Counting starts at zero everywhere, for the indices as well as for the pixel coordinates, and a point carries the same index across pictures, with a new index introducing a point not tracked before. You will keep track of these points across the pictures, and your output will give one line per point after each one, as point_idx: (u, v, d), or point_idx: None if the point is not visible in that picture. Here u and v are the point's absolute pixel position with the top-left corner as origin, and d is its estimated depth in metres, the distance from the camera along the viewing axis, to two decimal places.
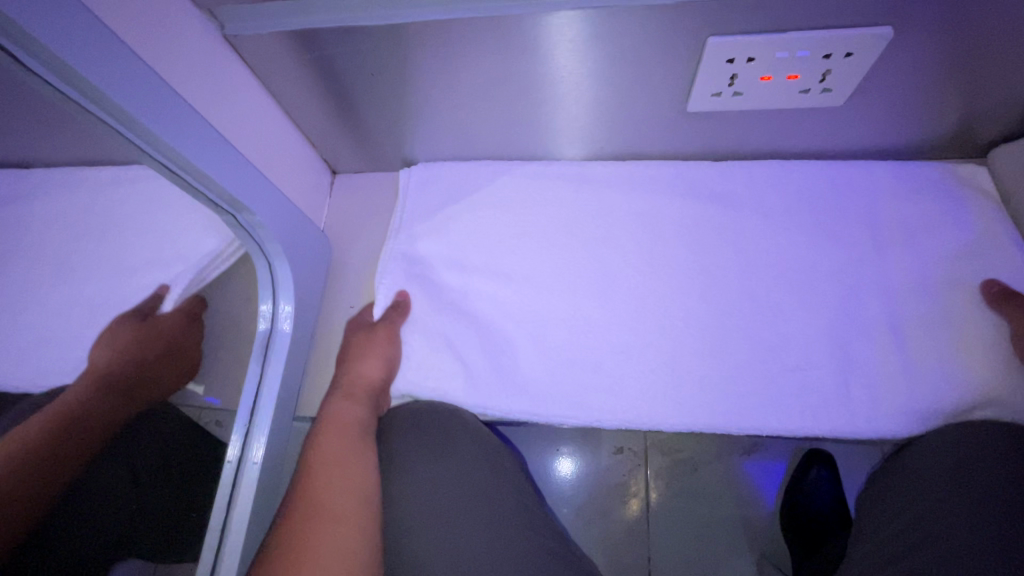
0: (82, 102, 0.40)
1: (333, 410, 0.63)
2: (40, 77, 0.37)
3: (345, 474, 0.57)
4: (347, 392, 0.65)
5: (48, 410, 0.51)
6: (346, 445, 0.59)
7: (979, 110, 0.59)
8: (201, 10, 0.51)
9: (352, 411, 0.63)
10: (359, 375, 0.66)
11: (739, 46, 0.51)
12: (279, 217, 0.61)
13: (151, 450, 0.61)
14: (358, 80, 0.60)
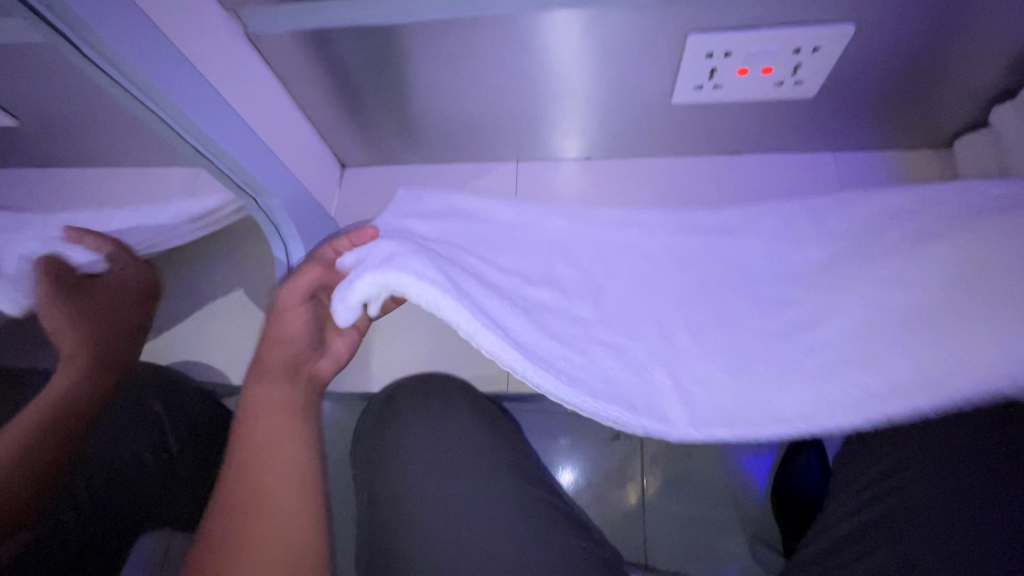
0: (144, 105, 0.46)
1: (262, 392, 0.58)
2: (111, 79, 0.43)
3: (278, 462, 0.53)
4: (274, 370, 0.60)
5: (37, 407, 0.54)
6: (278, 429, 0.56)
7: (941, 98, 0.64)
8: (226, 13, 0.56)
9: (283, 391, 0.59)
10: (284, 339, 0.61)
11: (716, 41, 0.56)
12: (296, 203, 0.68)
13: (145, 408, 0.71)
14: (366, 79, 0.65)
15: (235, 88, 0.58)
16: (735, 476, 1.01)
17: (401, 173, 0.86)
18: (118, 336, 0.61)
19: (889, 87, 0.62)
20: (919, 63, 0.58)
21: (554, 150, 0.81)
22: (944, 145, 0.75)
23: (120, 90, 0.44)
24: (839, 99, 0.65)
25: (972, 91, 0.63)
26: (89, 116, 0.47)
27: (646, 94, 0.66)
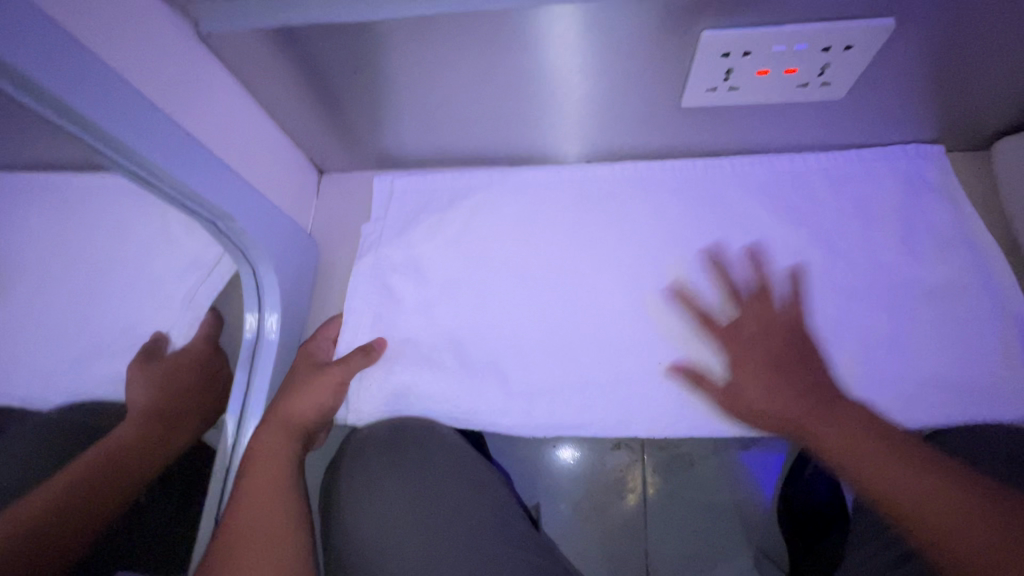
0: (49, 116, 0.39)
1: (248, 477, 0.60)
2: (7, 95, 0.36)
3: (257, 506, 0.58)
4: (261, 452, 0.61)
5: (100, 449, 0.58)
6: (259, 514, 0.57)
7: (984, 100, 0.58)
8: (173, 10, 0.49)
9: (268, 477, 0.60)
10: (276, 431, 0.62)
11: (733, 40, 0.49)
12: (264, 224, 0.61)
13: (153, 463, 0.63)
14: (342, 79, 0.58)
15: (184, 97, 0.51)
16: (741, 485, 0.91)
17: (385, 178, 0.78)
18: (183, 394, 0.66)
19: (924, 89, 0.56)
20: (965, 62, 0.51)
21: (546, 153, 0.73)
22: (981, 147, 0.68)
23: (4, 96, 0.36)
24: (868, 101, 0.58)
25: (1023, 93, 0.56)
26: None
27: (651, 95, 0.59)
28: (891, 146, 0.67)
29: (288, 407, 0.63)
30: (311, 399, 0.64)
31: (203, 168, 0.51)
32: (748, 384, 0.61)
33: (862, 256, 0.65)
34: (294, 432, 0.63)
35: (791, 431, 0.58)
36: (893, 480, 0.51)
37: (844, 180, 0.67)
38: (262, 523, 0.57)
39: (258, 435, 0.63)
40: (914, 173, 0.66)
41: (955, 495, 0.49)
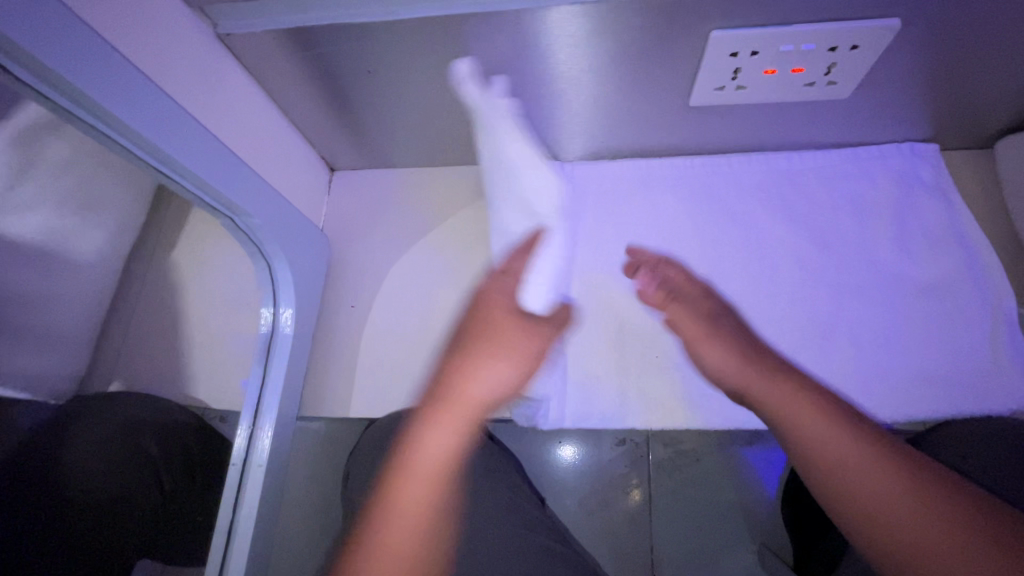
0: (72, 110, 0.39)
1: (427, 441, 0.55)
2: (39, 91, 0.37)
3: (434, 456, 0.55)
4: (451, 412, 0.57)
5: None
6: (433, 475, 0.55)
7: (986, 100, 0.59)
8: (192, 11, 0.50)
9: (440, 444, 0.55)
10: (473, 388, 0.59)
11: (742, 39, 0.50)
12: (279, 222, 0.62)
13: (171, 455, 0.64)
14: (355, 79, 0.59)
15: (202, 95, 0.52)
16: (743, 480, 0.92)
17: (395, 177, 0.79)
18: None
19: (928, 88, 0.57)
20: (969, 62, 0.52)
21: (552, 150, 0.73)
22: (982, 147, 0.69)
23: (30, 90, 0.37)
24: (874, 100, 0.59)
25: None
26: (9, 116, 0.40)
27: (659, 94, 0.60)
28: (886, 144, 0.67)
29: (475, 376, 0.59)
30: (510, 356, 0.60)
31: (221, 165, 0.52)
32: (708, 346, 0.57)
33: (857, 253, 0.65)
34: (493, 386, 0.59)
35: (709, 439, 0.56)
36: (839, 461, 0.46)
37: (842, 178, 0.68)
38: (438, 455, 0.55)
39: (429, 431, 0.56)
40: (907, 172, 0.66)
41: (880, 472, 0.45)
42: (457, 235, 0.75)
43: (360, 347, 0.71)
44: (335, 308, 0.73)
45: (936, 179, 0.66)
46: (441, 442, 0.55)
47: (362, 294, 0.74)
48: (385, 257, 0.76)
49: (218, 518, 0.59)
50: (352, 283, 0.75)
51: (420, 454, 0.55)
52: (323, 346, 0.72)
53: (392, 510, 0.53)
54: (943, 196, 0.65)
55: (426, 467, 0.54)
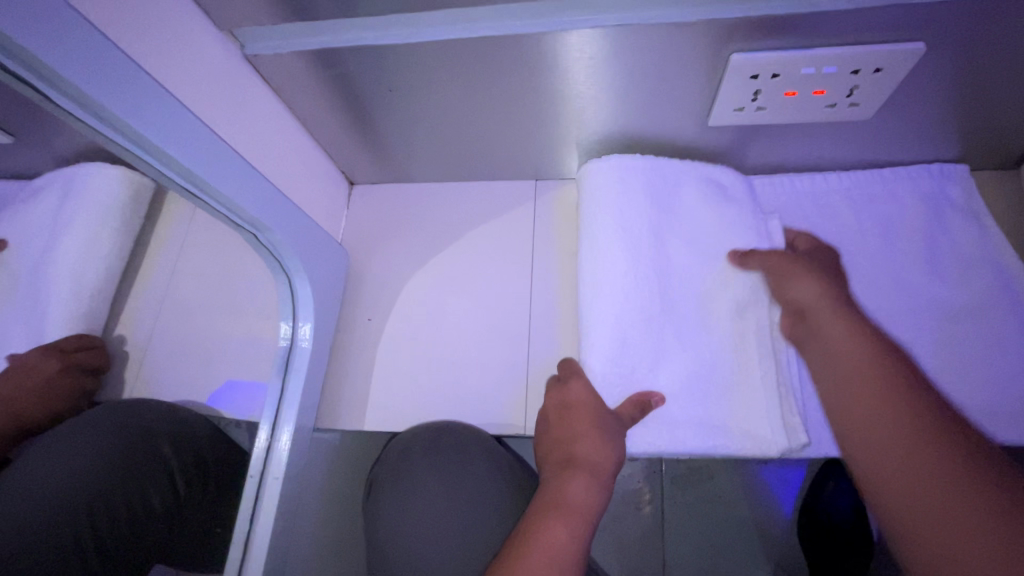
0: (104, 132, 0.40)
1: (561, 490, 0.52)
2: (71, 114, 0.38)
3: (561, 519, 0.49)
4: (574, 469, 0.53)
5: None
6: (566, 538, 0.48)
7: (1013, 121, 0.58)
8: (222, 32, 0.52)
9: (582, 494, 0.51)
10: (571, 489, 0.52)
11: (763, 62, 0.50)
12: (301, 236, 0.62)
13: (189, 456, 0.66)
14: (377, 97, 0.60)
15: (229, 115, 0.53)
16: (759, 498, 0.90)
17: (413, 191, 0.81)
18: None
19: (953, 110, 0.56)
20: (996, 85, 0.52)
21: (565, 169, 0.74)
22: (1008, 167, 0.68)
23: (65, 112, 0.38)
24: (898, 121, 0.58)
25: None
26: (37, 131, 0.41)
27: (678, 113, 0.60)
28: (913, 165, 0.67)
29: (585, 450, 0.54)
30: (599, 439, 0.55)
31: (244, 182, 0.53)
32: (796, 279, 0.59)
33: (886, 273, 0.63)
34: (588, 491, 0.52)
35: (595, 474, 0.53)
36: (873, 409, 0.52)
37: (869, 199, 0.66)
38: (568, 529, 0.49)
39: (567, 480, 0.52)
40: (936, 192, 0.65)
41: (933, 453, 0.46)
42: (473, 250, 0.76)
43: (375, 360, 0.72)
44: (352, 320, 0.74)
45: (972, 200, 0.64)
46: (563, 531, 0.48)
47: (379, 306, 0.75)
48: (402, 270, 0.76)
49: (236, 529, 0.60)
50: (370, 296, 0.76)
51: (563, 501, 0.51)
52: (339, 359, 0.73)
53: None
54: (975, 218, 0.63)
55: (575, 513, 0.50)
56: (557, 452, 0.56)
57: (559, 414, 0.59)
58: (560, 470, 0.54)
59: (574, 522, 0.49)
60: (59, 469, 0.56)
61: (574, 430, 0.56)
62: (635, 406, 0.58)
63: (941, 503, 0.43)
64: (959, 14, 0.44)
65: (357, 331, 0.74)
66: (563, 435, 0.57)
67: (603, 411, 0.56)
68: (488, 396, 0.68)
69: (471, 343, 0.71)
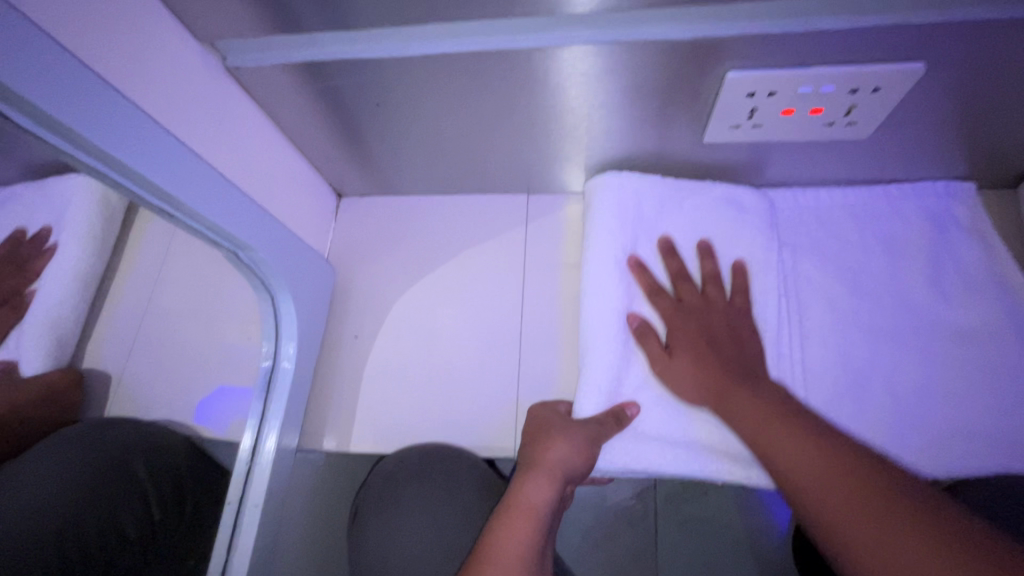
0: (72, 152, 0.38)
1: (517, 490, 0.51)
2: (36, 134, 0.36)
3: (510, 520, 0.48)
4: (532, 470, 0.53)
5: None
6: (517, 537, 0.47)
7: (1012, 141, 0.57)
8: (202, 44, 0.50)
9: (537, 493, 0.50)
10: (526, 490, 0.51)
11: (759, 80, 0.49)
12: (284, 252, 0.60)
13: (165, 477, 0.63)
14: (364, 110, 0.59)
15: (210, 129, 0.51)
16: (753, 516, 0.88)
17: (402, 204, 0.79)
18: None
19: (951, 129, 0.55)
20: (995, 105, 0.51)
21: (558, 183, 0.73)
22: (1006, 186, 0.67)
23: (27, 132, 0.35)
24: (895, 140, 0.57)
25: None
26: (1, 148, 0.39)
27: (672, 130, 0.58)
28: (917, 183, 0.66)
29: (544, 452, 0.54)
30: (566, 438, 0.54)
31: (224, 199, 0.51)
32: (680, 365, 0.57)
33: (889, 293, 0.62)
34: (544, 489, 0.51)
35: (551, 475, 0.52)
36: (783, 450, 0.47)
37: (871, 216, 0.65)
38: (518, 530, 0.47)
39: (524, 480, 0.52)
40: (940, 211, 0.64)
41: (824, 488, 0.43)
42: (464, 265, 0.74)
43: (362, 378, 0.70)
44: (339, 336, 0.72)
45: (968, 219, 0.63)
46: (517, 532, 0.47)
47: (366, 322, 0.73)
48: (391, 285, 0.75)
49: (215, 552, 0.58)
50: (358, 311, 0.74)
51: (518, 501, 0.50)
52: (326, 376, 0.71)
53: None
54: (979, 238, 0.62)
55: (527, 513, 0.49)
56: (522, 458, 0.56)
57: (533, 427, 0.59)
58: (520, 473, 0.54)
59: (525, 519, 0.48)
60: (39, 477, 0.54)
61: (539, 437, 0.56)
62: (609, 420, 0.56)
63: (886, 535, 0.38)
64: (961, 34, 0.43)
65: (343, 347, 0.72)
66: (530, 442, 0.57)
67: (570, 423, 0.56)
68: (478, 417, 0.66)
69: (461, 362, 0.69)
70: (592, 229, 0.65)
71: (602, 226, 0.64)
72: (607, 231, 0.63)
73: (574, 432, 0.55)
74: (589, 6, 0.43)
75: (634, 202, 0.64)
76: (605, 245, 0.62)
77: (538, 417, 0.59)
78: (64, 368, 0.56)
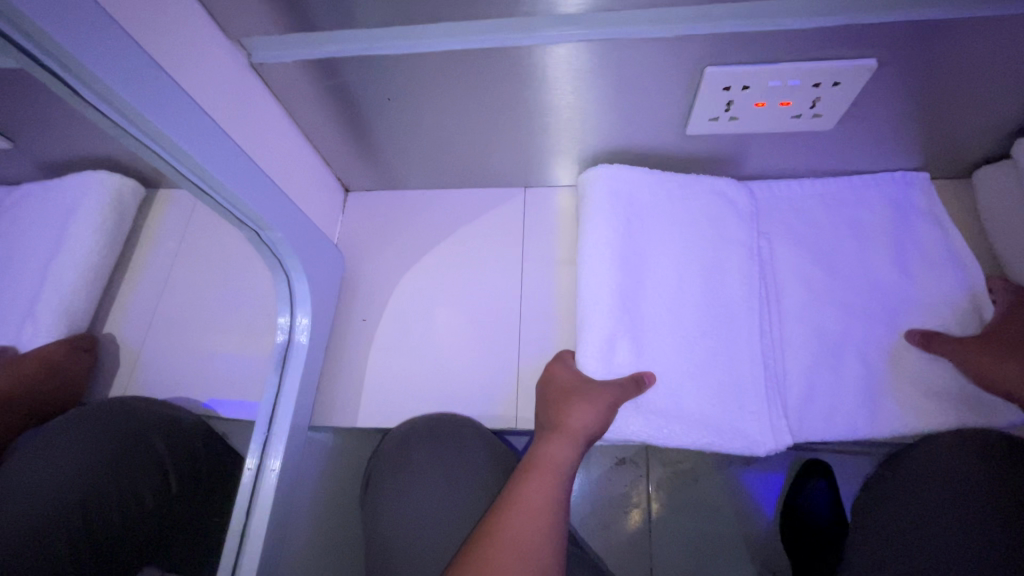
0: (123, 126, 0.42)
1: (541, 451, 0.56)
2: (95, 108, 0.40)
3: (538, 480, 0.53)
4: (555, 432, 0.57)
5: None
6: (544, 495, 0.52)
7: (961, 132, 0.63)
8: (230, 41, 0.55)
9: (561, 454, 0.55)
10: (550, 451, 0.56)
11: (734, 74, 0.54)
12: (299, 235, 0.64)
13: (179, 453, 0.66)
14: (375, 104, 0.63)
15: (235, 117, 0.56)
16: (742, 499, 0.91)
17: (407, 198, 0.83)
18: None
19: (906, 121, 0.61)
20: (943, 97, 0.57)
21: (554, 176, 0.78)
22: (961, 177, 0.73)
23: (89, 108, 0.40)
24: (858, 131, 0.63)
25: (991, 128, 0.62)
26: (52, 123, 0.43)
27: (658, 123, 0.64)
28: (882, 173, 0.72)
29: (567, 414, 0.58)
30: (586, 399, 0.58)
31: (248, 180, 0.55)
32: (955, 351, 0.60)
33: (857, 271, 0.67)
34: (566, 451, 0.56)
35: (574, 438, 0.57)
36: (1000, 373, 0.57)
37: (840, 203, 0.71)
38: (545, 487, 0.53)
39: (549, 442, 0.57)
40: (900, 198, 0.70)
41: None
42: (465, 252, 0.78)
43: (368, 360, 0.74)
44: (347, 321, 0.76)
45: (924, 204, 0.69)
46: (544, 489, 0.53)
47: (373, 307, 0.77)
48: (395, 273, 0.79)
49: (233, 520, 0.60)
50: (365, 297, 0.78)
51: (543, 461, 0.55)
52: (335, 359, 0.74)
53: (490, 548, 0.48)
54: (936, 221, 0.68)
55: (553, 472, 0.54)
56: (542, 418, 0.61)
57: (554, 384, 0.62)
58: (544, 435, 0.58)
59: (552, 479, 0.54)
60: (64, 454, 0.58)
61: (560, 397, 0.60)
62: (630, 384, 0.60)
63: None
64: (906, 31, 0.49)
65: (350, 332, 0.76)
66: (551, 402, 0.61)
67: (590, 384, 0.60)
68: (480, 393, 0.70)
69: (465, 342, 0.73)
70: (584, 215, 0.70)
71: (595, 211, 0.68)
72: (598, 215, 0.68)
73: (593, 394, 0.59)
74: (577, 7, 0.49)
75: (625, 189, 0.69)
76: (598, 226, 0.67)
77: (558, 372, 0.63)
78: (62, 337, 0.54)
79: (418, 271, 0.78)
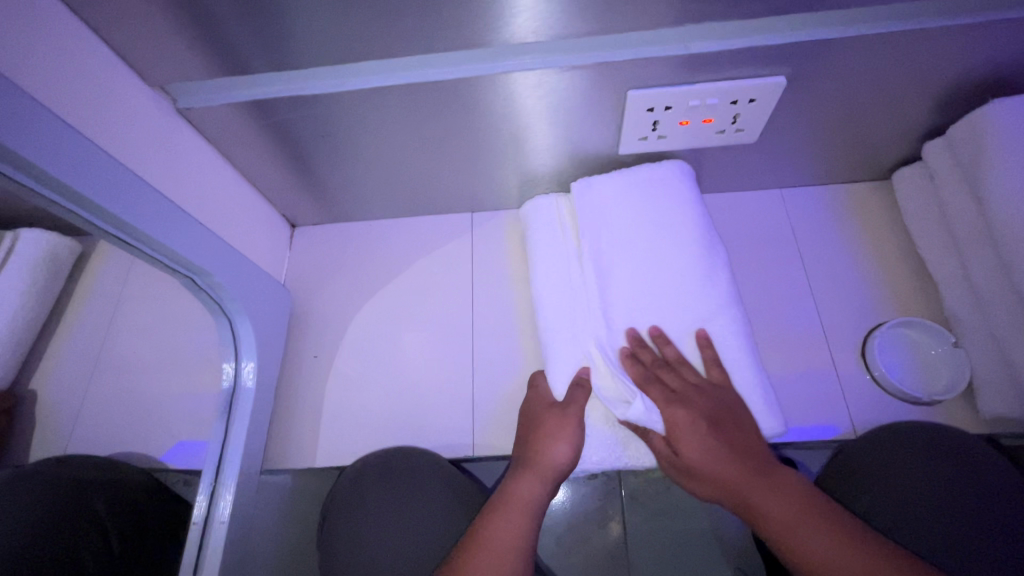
0: (45, 195, 0.42)
1: (510, 485, 0.55)
2: (14, 179, 0.39)
3: (504, 515, 0.52)
4: (525, 465, 0.56)
5: None
6: (510, 533, 0.50)
7: (875, 138, 0.66)
8: (154, 89, 0.55)
9: (529, 490, 0.54)
10: (516, 487, 0.54)
11: (654, 97, 0.57)
12: (237, 277, 0.63)
13: (125, 509, 0.61)
14: (310, 142, 0.64)
15: (164, 164, 0.55)
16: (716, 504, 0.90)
17: (355, 230, 0.83)
18: None
19: (822, 130, 0.64)
20: (855, 106, 0.60)
21: (499, 200, 0.79)
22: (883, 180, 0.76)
23: (6, 178, 0.39)
24: (782, 142, 0.66)
25: (903, 133, 0.65)
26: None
27: (592, 144, 0.66)
28: (803, 188, 0.77)
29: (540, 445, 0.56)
30: (556, 432, 0.57)
31: (174, 225, 0.53)
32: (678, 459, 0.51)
33: (784, 280, 0.72)
34: (534, 487, 0.54)
35: (542, 473, 0.55)
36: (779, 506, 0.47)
37: (770, 217, 0.75)
38: (511, 527, 0.51)
39: (516, 478, 0.55)
40: (815, 210, 0.75)
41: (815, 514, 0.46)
42: (416, 281, 0.78)
43: (321, 398, 0.73)
44: (298, 358, 0.75)
45: (836, 212, 0.75)
46: (511, 526, 0.51)
47: (325, 343, 0.76)
48: (346, 306, 0.78)
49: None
50: (316, 334, 0.77)
51: (507, 497, 0.54)
52: (290, 398, 0.73)
53: None
54: (852, 228, 0.74)
55: (520, 506, 0.53)
56: (519, 446, 0.60)
57: (528, 417, 0.61)
58: (513, 469, 0.57)
59: (520, 514, 0.52)
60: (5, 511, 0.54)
61: (532, 430, 0.59)
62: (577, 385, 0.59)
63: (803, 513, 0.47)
64: (808, 49, 0.51)
65: (302, 369, 0.75)
66: (524, 437, 0.60)
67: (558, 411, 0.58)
68: (438, 421, 0.69)
69: (420, 371, 0.73)
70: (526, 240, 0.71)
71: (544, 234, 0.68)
72: (548, 238, 0.68)
73: (565, 423, 0.57)
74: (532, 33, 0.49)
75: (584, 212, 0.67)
76: (549, 250, 0.67)
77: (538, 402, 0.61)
78: None
79: (369, 302, 0.78)
